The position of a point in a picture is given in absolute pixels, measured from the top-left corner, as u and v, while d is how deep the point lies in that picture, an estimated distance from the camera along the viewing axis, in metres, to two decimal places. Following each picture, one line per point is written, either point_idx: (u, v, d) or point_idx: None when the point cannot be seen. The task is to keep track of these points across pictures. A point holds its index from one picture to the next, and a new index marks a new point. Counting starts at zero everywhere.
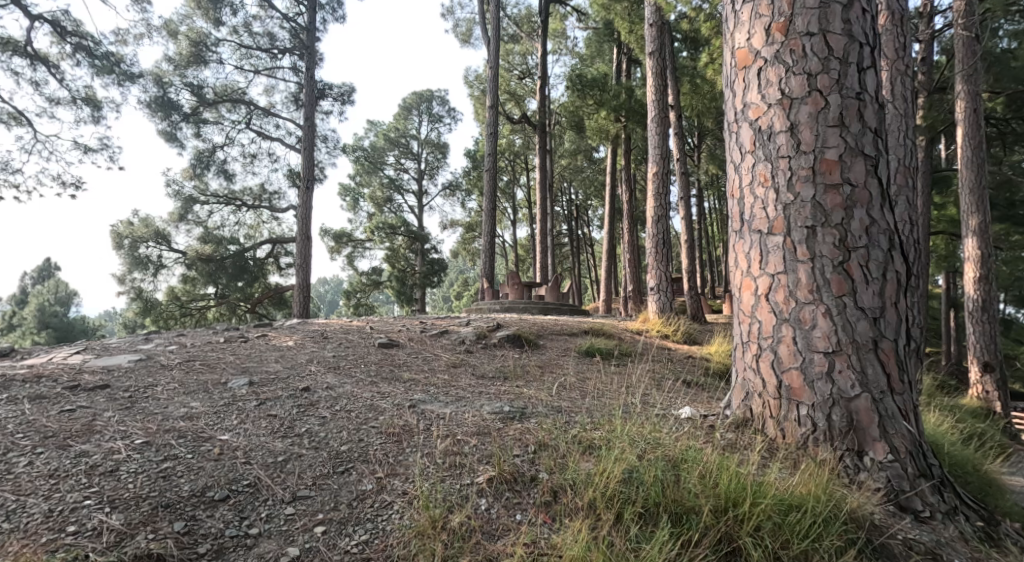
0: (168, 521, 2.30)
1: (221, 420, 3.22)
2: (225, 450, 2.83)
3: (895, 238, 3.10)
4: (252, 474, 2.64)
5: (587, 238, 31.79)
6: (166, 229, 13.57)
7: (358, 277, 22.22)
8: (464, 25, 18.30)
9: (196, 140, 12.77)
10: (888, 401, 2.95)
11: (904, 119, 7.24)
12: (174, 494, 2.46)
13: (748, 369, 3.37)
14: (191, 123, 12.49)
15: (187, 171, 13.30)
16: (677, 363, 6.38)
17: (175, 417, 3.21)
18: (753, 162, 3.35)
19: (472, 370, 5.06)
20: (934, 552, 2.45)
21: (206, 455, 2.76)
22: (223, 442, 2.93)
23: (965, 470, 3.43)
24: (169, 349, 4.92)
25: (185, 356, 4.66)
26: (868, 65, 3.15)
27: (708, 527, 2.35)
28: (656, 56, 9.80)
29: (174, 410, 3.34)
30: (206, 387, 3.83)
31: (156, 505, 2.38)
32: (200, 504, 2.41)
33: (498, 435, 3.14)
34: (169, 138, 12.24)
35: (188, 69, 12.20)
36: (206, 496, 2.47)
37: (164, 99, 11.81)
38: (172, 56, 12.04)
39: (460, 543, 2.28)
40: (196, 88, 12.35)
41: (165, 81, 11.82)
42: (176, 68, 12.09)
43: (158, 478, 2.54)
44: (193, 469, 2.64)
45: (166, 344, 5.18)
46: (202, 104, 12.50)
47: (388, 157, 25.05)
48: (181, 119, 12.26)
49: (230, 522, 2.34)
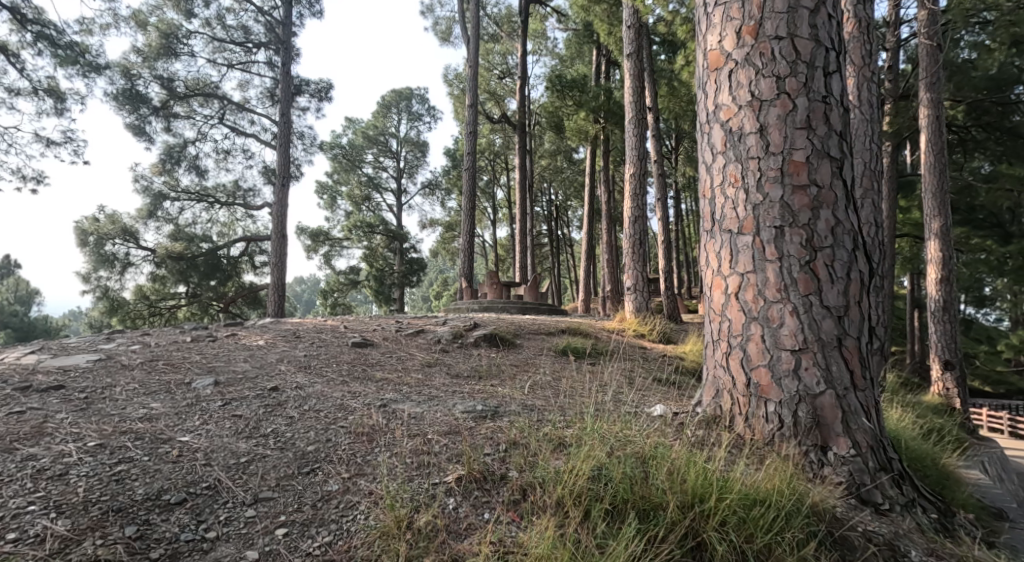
0: (119, 526, 2.23)
1: (183, 421, 3.14)
2: (184, 452, 2.76)
3: (859, 239, 3.16)
4: (212, 476, 2.58)
5: (567, 239, 31.94)
6: (133, 226, 13.21)
7: (335, 277, 22.02)
8: (444, 24, 18.20)
9: (166, 135, 12.47)
10: (851, 397, 3.00)
11: (870, 124, 7.52)
12: (126, 497, 2.38)
13: (718, 367, 3.39)
14: (161, 117, 12.19)
15: (156, 165, 12.96)
16: (654, 362, 6.41)
17: (133, 418, 3.13)
18: (724, 162, 3.38)
19: (447, 369, 5.02)
20: (892, 544, 2.50)
21: (162, 457, 2.69)
22: (183, 443, 2.86)
23: (923, 464, 3.52)
24: (131, 349, 4.79)
25: (148, 356, 4.53)
26: (834, 70, 3.21)
27: (675, 523, 2.36)
28: (634, 57, 9.84)
29: (132, 411, 3.24)
30: (168, 387, 3.74)
31: (107, 509, 2.30)
32: (155, 508, 2.35)
33: (468, 434, 3.11)
34: (137, 132, 11.91)
35: (158, 61, 11.90)
36: (162, 499, 2.40)
37: (132, 91, 11.52)
38: (140, 48, 11.72)
39: (425, 543, 2.25)
40: (166, 82, 12.05)
41: (133, 73, 11.52)
42: (145, 60, 11.77)
43: (110, 481, 2.47)
44: (149, 472, 2.57)
45: (129, 344, 5.04)
46: (172, 98, 12.21)
47: (367, 155, 24.79)
48: (150, 114, 11.95)
49: (186, 525, 2.28)
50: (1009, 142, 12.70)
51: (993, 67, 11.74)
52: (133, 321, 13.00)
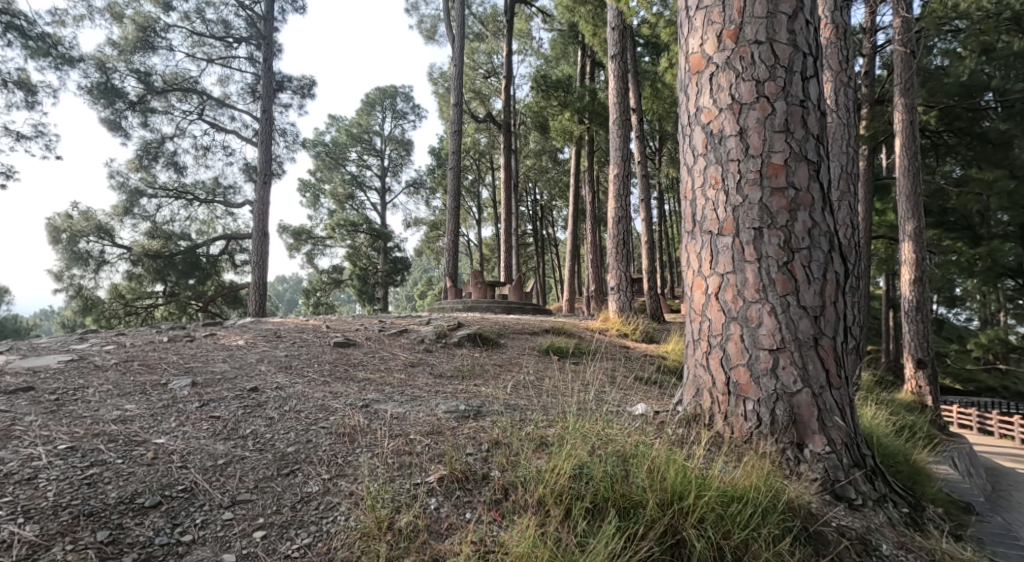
0: (91, 531, 2.20)
1: (159, 423, 3.10)
2: (159, 454, 2.73)
3: (835, 240, 3.22)
4: (188, 478, 2.56)
5: (551, 239, 32.00)
6: (108, 223, 12.99)
7: (318, 276, 21.88)
8: (429, 22, 18.14)
9: (142, 130, 12.27)
10: (826, 395, 3.06)
11: (847, 127, 7.68)
12: (99, 501, 2.35)
13: (698, 366, 3.43)
14: (138, 112, 12.01)
15: (132, 162, 12.75)
16: (636, 361, 6.46)
17: (106, 420, 3.08)
18: (704, 164, 3.43)
19: (430, 369, 5.01)
20: (864, 538, 2.57)
21: (137, 460, 2.66)
22: (158, 445, 2.82)
23: (895, 460, 3.60)
24: (105, 349, 4.72)
25: (123, 356, 4.48)
26: (811, 74, 3.26)
27: (654, 520, 2.39)
28: (619, 59, 9.91)
29: (106, 413, 3.20)
30: (144, 388, 3.69)
31: (78, 513, 2.28)
32: (128, 511, 2.32)
33: (451, 434, 3.12)
34: (112, 127, 11.70)
35: (135, 55, 11.71)
36: (136, 503, 2.37)
37: (107, 85, 11.31)
38: (116, 41, 11.51)
39: (406, 543, 2.26)
40: (143, 76, 11.86)
41: (108, 66, 11.32)
42: (121, 53, 11.57)
43: (81, 485, 2.43)
44: (122, 475, 2.53)
45: (103, 344, 4.96)
46: (150, 93, 12.03)
47: (351, 153, 24.64)
48: (127, 108, 11.77)
49: (161, 529, 2.26)
50: (978, 147, 13.29)
51: (964, 75, 12.09)
52: (108, 321, 12.79)
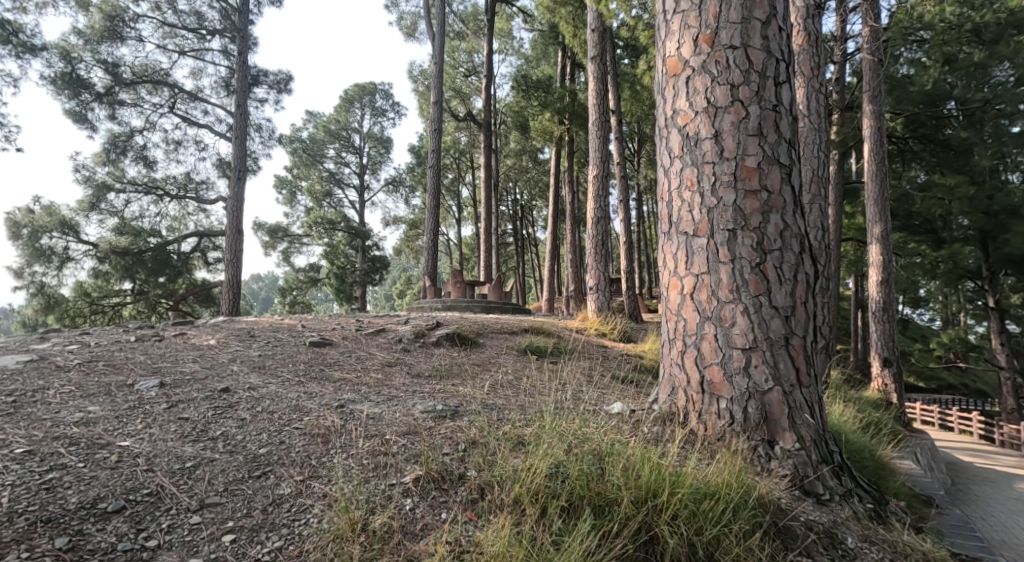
0: (48, 538, 2.15)
1: (123, 425, 3.04)
2: (124, 457, 2.68)
3: (806, 242, 3.29)
4: (154, 482, 2.52)
5: (531, 238, 32.08)
6: (73, 218, 12.65)
7: (294, 274, 21.66)
8: (409, 19, 18.04)
9: (110, 123, 11.98)
10: (797, 394, 3.13)
11: (818, 132, 7.86)
12: (59, 507, 2.30)
13: (673, 365, 3.47)
14: (105, 103, 11.73)
15: (99, 155, 12.44)
16: (613, 360, 6.52)
17: (67, 423, 3.01)
18: (681, 166, 3.47)
19: (408, 369, 4.99)
20: (831, 533, 2.64)
21: (100, 464, 2.61)
22: (123, 448, 2.77)
23: (861, 455, 3.70)
24: (67, 349, 4.60)
25: (86, 357, 4.38)
26: (784, 80, 3.33)
27: (629, 518, 2.42)
28: (598, 60, 9.97)
29: (67, 415, 3.13)
30: (108, 389, 3.61)
31: (35, 520, 2.22)
32: (89, 517, 2.27)
33: (428, 434, 3.11)
34: (78, 119, 11.40)
35: (102, 44, 11.43)
36: (97, 508, 2.33)
37: (71, 75, 11.03)
38: (82, 29, 11.23)
39: (380, 544, 2.25)
40: (111, 66, 11.58)
41: (73, 56, 11.03)
42: (87, 42, 11.29)
43: (39, 491, 2.38)
44: (84, 479, 2.49)
45: (65, 344, 4.83)
46: (118, 84, 11.76)
47: (328, 150, 24.40)
48: (93, 100, 11.49)
49: (124, 535, 2.21)
50: (941, 154, 13.72)
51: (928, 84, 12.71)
52: (73, 319, 12.44)
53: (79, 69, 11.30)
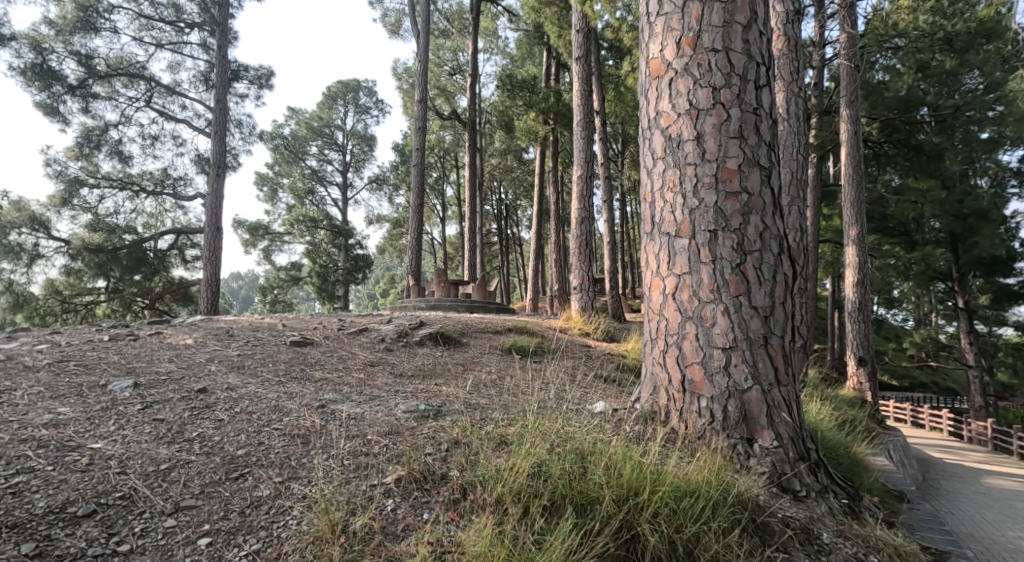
0: (15, 544, 2.11)
1: (95, 427, 2.99)
2: (96, 460, 2.64)
3: (784, 243, 3.34)
4: (127, 485, 2.47)
5: (516, 238, 32.10)
6: (44, 214, 12.38)
7: (275, 273, 21.45)
8: (393, 16, 17.94)
9: (83, 116, 11.75)
10: (775, 392, 3.17)
11: (797, 136, 7.98)
12: (25, 512, 2.26)
13: (655, 364, 3.50)
14: (78, 96, 11.49)
15: (72, 150, 12.18)
16: (596, 360, 6.55)
17: (36, 425, 2.95)
18: (663, 168, 3.50)
19: (390, 369, 4.96)
20: (807, 529, 2.68)
21: (71, 467, 2.56)
22: (95, 450, 2.73)
23: (837, 452, 3.77)
24: (37, 349, 4.50)
25: (57, 356, 4.29)
26: (764, 84, 3.38)
27: (610, 516, 2.43)
28: (583, 61, 10.01)
29: (36, 416, 3.06)
30: (80, 390, 3.54)
31: (2, 525, 2.17)
32: (58, 522, 2.23)
33: (410, 435, 3.10)
34: (49, 112, 11.16)
35: (75, 35, 11.20)
36: (66, 512, 2.28)
37: (43, 67, 10.80)
38: (54, 19, 10.98)
39: (360, 546, 2.24)
40: (84, 58, 11.35)
41: (44, 47, 10.78)
42: (59, 33, 11.05)
43: (6, 495, 2.33)
44: (52, 483, 2.44)
45: (35, 343, 4.72)
46: (91, 77, 11.53)
47: (311, 147, 24.16)
48: (65, 92, 11.25)
49: (95, 540, 2.18)
50: (914, 158, 13.92)
51: (903, 90, 13.05)
52: (43, 318, 12.17)
53: (50, 60, 11.06)
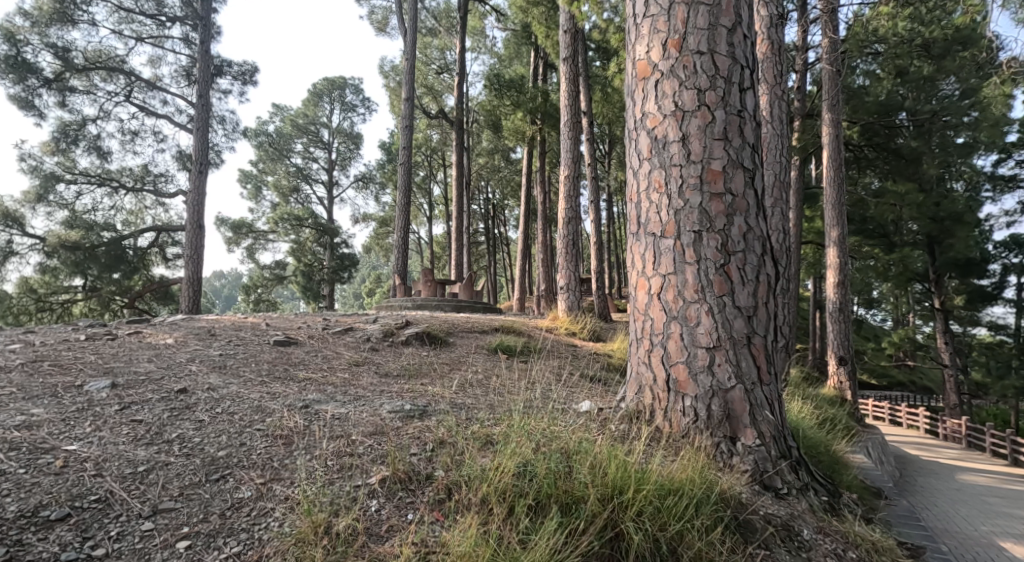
0: None
1: (70, 428, 2.94)
2: (71, 462, 2.60)
3: (767, 244, 3.38)
4: (103, 488, 2.44)
5: (503, 238, 32.10)
6: (19, 210, 12.15)
7: (259, 271, 21.26)
8: (380, 14, 17.84)
9: (59, 110, 11.54)
10: (758, 392, 3.21)
11: (780, 138, 8.07)
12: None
13: (640, 364, 3.52)
14: (54, 90, 11.29)
15: (48, 145, 11.96)
16: (582, 359, 6.57)
17: (9, 426, 2.90)
18: (649, 168, 3.52)
19: (375, 368, 4.94)
20: (788, 526, 2.72)
21: (44, 469, 2.52)
22: (69, 453, 2.68)
23: (817, 450, 3.82)
24: (12, 348, 4.42)
25: (32, 356, 4.22)
26: (748, 86, 3.42)
27: (594, 515, 2.44)
28: (569, 61, 10.04)
29: (9, 417, 3.01)
30: (55, 391, 3.49)
31: None
32: (30, 526, 2.20)
33: (394, 435, 3.09)
34: (24, 105, 10.95)
35: (51, 27, 11.00)
36: (39, 516, 2.25)
37: (17, 60, 10.59)
38: (29, 11, 10.77)
39: (343, 547, 2.23)
40: (60, 51, 11.15)
41: (18, 39, 10.58)
42: (34, 25, 10.84)
43: None
44: (25, 486, 2.40)
45: (10, 343, 4.64)
46: (68, 70, 11.33)
47: (296, 145, 23.96)
48: (41, 86, 11.05)
49: (68, 544, 2.14)
50: (893, 162, 14.20)
51: (882, 95, 13.15)
52: (17, 317, 12.00)
53: (25, 53, 10.85)
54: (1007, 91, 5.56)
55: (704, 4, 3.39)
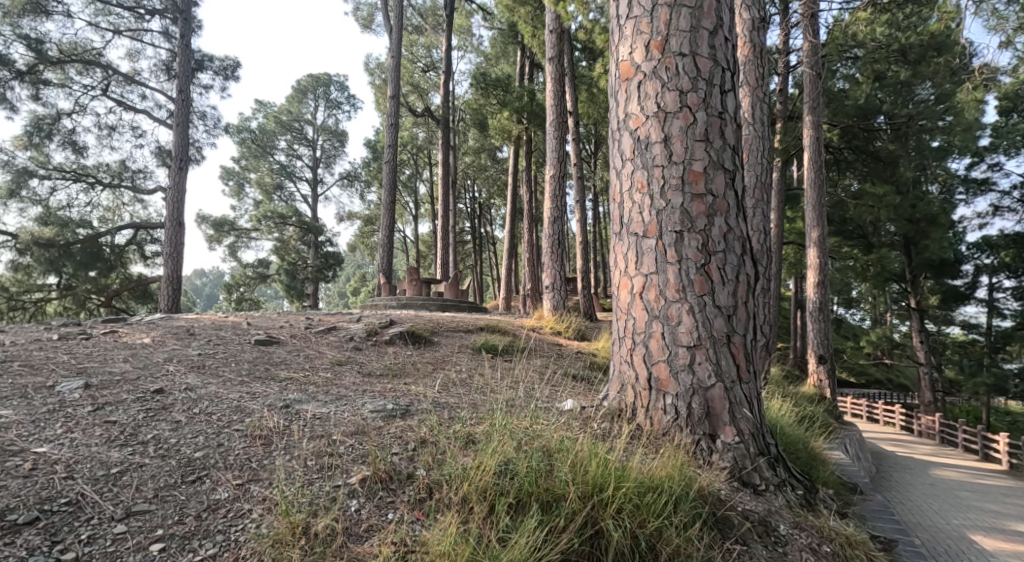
0: None
1: (40, 430, 2.89)
2: (40, 464, 2.55)
3: (747, 245, 3.42)
4: (74, 491, 2.40)
5: (489, 236, 32.11)
6: None
7: (242, 270, 21.01)
8: (365, 10, 17.73)
9: (33, 103, 11.31)
10: (737, 389, 3.25)
11: (761, 141, 8.17)
12: None
13: (623, 362, 3.53)
14: (27, 82, 11.08)
15: (20, 139, 11.68)
16: (565, 358, 6.60)
17: None
18: (632, 169, 3.54)
19: (358, 368, 4.91)
20: (765, 521, 2.76)
21: (12, 472, 2.47)
22: (40, 455, 2.63)
23: (796, 447, 3.88)
24: None
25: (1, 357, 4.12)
26: (729, 88, 3.45)
27: (574, 513, 2.45)
28: (555, 62, 10.06)
29: None
30: (25, 391, 3.42)
31: None
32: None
33: (376, 434, 3.08)
34: None
35: (24, 19, 10.77)
36: (6, 520, 2.21)
37: None
38: None
39: (321, 548, 2.22)
40: (34, 43, 10.92)
41: None
42: (7, 16, 10.61)
43: None
44: None
45: None
46: (42, 62, 11.11)
47: (279, 142, 23.73)
48: (13, 78, 10.83)
49: (36, 548, 2.11)
50: (871, 164, 14.43)
51: (861, 98, 13.31)
52: None
53: None
54: (979, 96, 5.69)
55: (686, 6, 3.42)
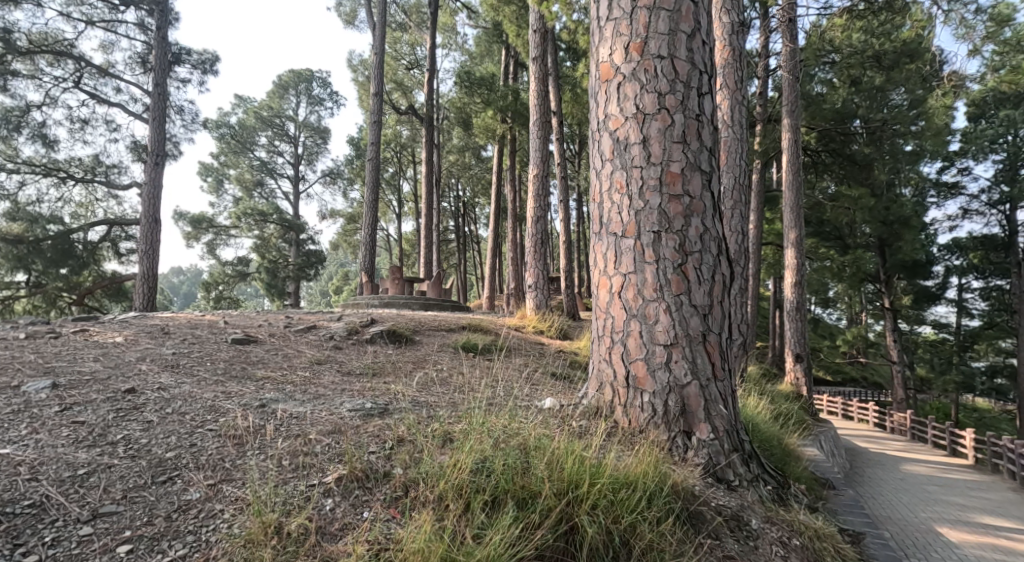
0: None
1: (5, 430, 2.83)
2: (3, 466, 2.50)
3: (722, 245, 3.46)
4: (39, 492, 2.35)
5: (474, 235, 32.10)
6: None
7: (220, 268, 20.68)
8: (348, 6, 17.58)
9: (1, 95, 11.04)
10: (712, 387, 3.28)
11: (740, 142, 8.25)
12: None
13: (601, 360, 3.56)
14: None
15: None
16: (546, 357, 6.61)
17: None
18: (611, 169, 3.56)
19: (338, 367, 4.88)
20: (737, 516, 2.80)
21: None
22: (5, 456, 2.58)
23: (770, 444, 3.94)
24: None
25: None
26: (706, 91, 3.48)
27: (550, 509, 2.46)
28: (539, 61, 10.07)
29: None
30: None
31: None
32: None
33: (353, 433, 3.06)
34: None
35: None
36: None
37: None
38: None
39: (294, 547, 2.20)
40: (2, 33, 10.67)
41: None
42: None
43: None
44: None
45: None
46: (10, 52, 10.86)
47: (259, 138, 23.41)
48: None
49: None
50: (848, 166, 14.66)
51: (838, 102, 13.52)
52: None
53: None
54: (949, 102, 5.81)
55: (665, 9, 3.45)
